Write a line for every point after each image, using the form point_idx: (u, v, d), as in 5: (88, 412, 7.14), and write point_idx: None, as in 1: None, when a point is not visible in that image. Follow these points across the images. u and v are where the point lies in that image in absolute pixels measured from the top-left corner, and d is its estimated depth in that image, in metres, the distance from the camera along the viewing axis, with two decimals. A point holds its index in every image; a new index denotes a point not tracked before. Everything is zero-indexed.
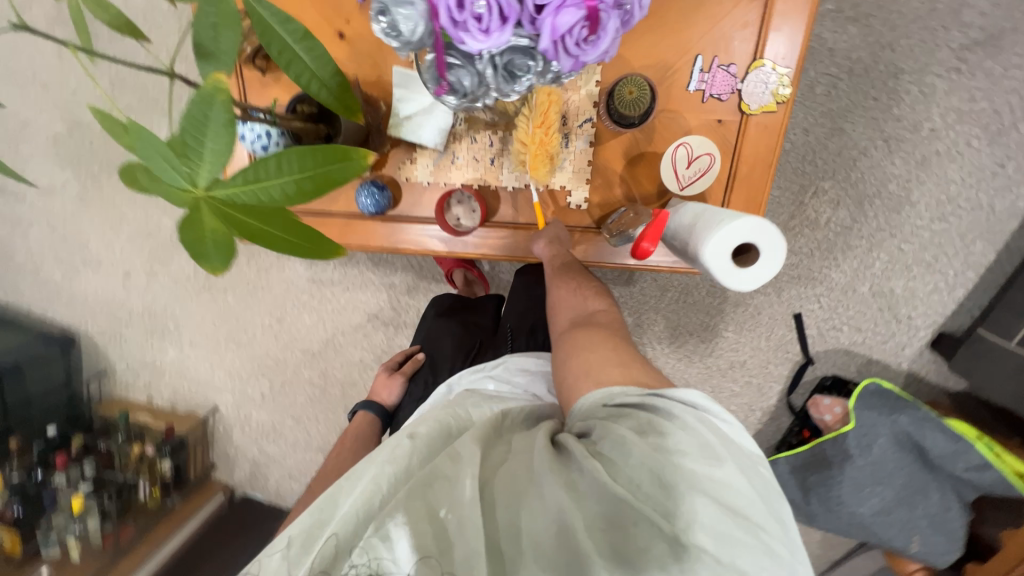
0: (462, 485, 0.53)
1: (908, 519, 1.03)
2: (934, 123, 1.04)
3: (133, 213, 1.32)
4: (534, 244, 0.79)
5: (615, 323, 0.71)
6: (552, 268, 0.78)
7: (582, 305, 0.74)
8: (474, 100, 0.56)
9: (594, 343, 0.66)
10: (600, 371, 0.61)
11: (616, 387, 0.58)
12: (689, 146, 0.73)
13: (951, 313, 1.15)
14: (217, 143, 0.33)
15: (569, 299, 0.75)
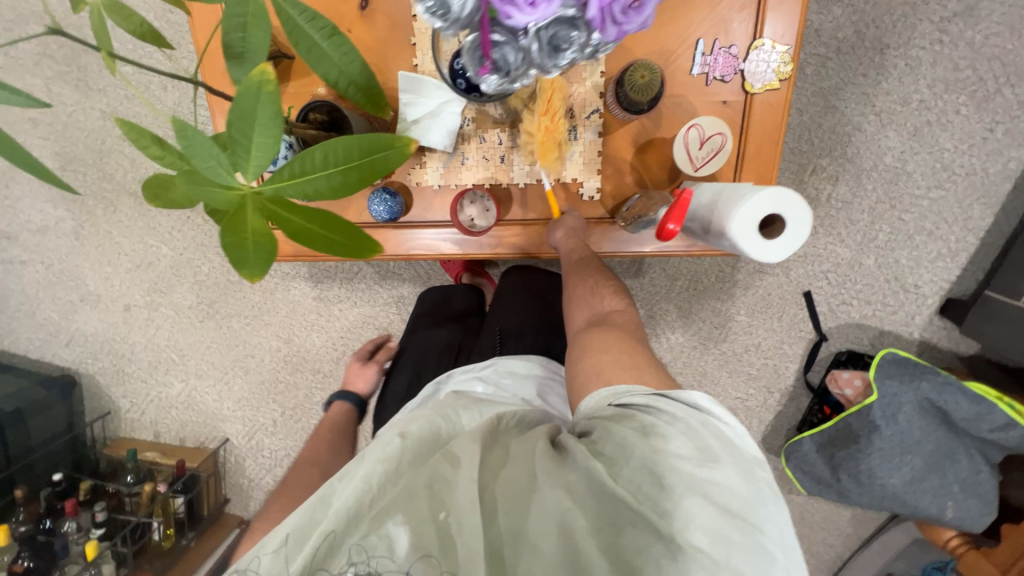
0: (461, 487, 0.51)
1: (940, 486, 1.03)
2: (923, 94, 1.07)
3: (131, 245, 1.29)
4: (552, 233, 0.78)
5: (633, 324, 0.69)
6: (570, 262, 0.77)
7: (594, 304, 0.73)
8: (514, 79, 0.59)
9: (609, 343, 0.64)
10: (612, 373, 0.59)
11: (623, 386, 0.57)
12: (700, 127, 0.74)
13: (957, 278, 1.17)
14: (265, 136, 0.35)
15: (586, 297, 0.74)
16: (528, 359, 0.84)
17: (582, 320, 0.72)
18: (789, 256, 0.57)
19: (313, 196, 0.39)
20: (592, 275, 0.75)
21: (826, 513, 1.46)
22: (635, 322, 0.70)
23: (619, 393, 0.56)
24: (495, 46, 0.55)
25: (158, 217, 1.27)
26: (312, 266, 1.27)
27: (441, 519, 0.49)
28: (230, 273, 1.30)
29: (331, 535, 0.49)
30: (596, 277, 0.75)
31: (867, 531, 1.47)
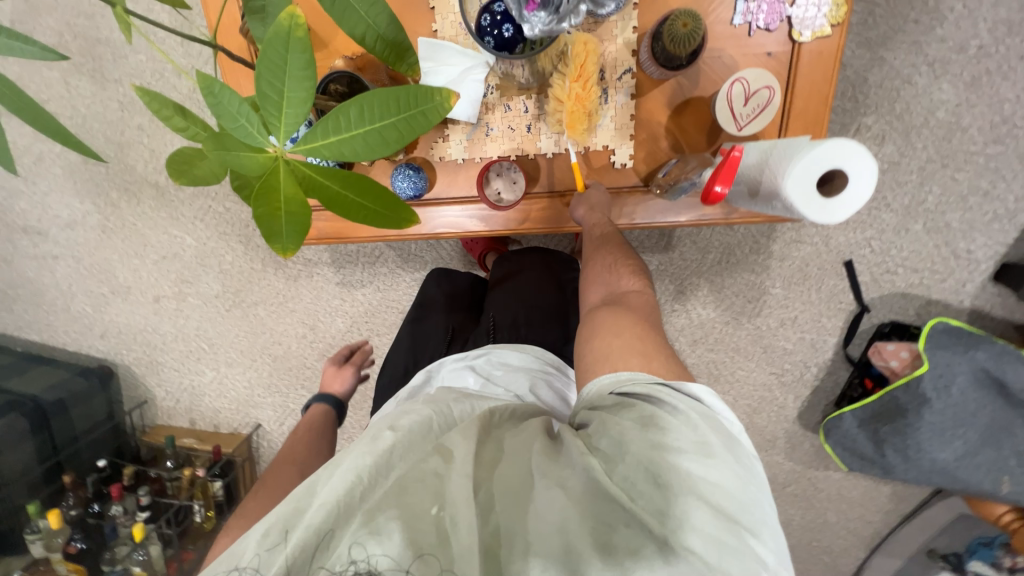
0: (455, 482, 0.48)
1: (996, 460, 0.98)
2: (982, 40, 0.98)
3: (156, 236, 1.30)
4: (575, 209, 0.74)
5: (648, 307, 0.61)
6: (593, 239, 0.71)
7: (611, 281, 0.65)
8: (561, 19, 0.60)
9: (620, 325, 0.57)
10: (620, 360, 0.53)
11: (626, 373, 0.52)
12: (744, 81, 0.68)
13: (1014, 242, 1.09)
14: (298, 88, 0.36)
15: (603, 274, 0.66)
16: (522, 349, 0.75)
17: (594, 298, 0.65)
18: (852, 216, 0.52)
19: (350, 156, 0.39)
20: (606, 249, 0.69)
21: (865, 489, 1.43)
22: (651, 303, 0.62)
23: (630, 377, 0.51)
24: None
25: (180, 207, 1.27)
26: (333, 251, 1.26)
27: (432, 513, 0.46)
28: (254, 261, 1.30)
29: (316, 531, 0.46)
30: (613, 253, 0.68)
31: (908, 507, 1.43)
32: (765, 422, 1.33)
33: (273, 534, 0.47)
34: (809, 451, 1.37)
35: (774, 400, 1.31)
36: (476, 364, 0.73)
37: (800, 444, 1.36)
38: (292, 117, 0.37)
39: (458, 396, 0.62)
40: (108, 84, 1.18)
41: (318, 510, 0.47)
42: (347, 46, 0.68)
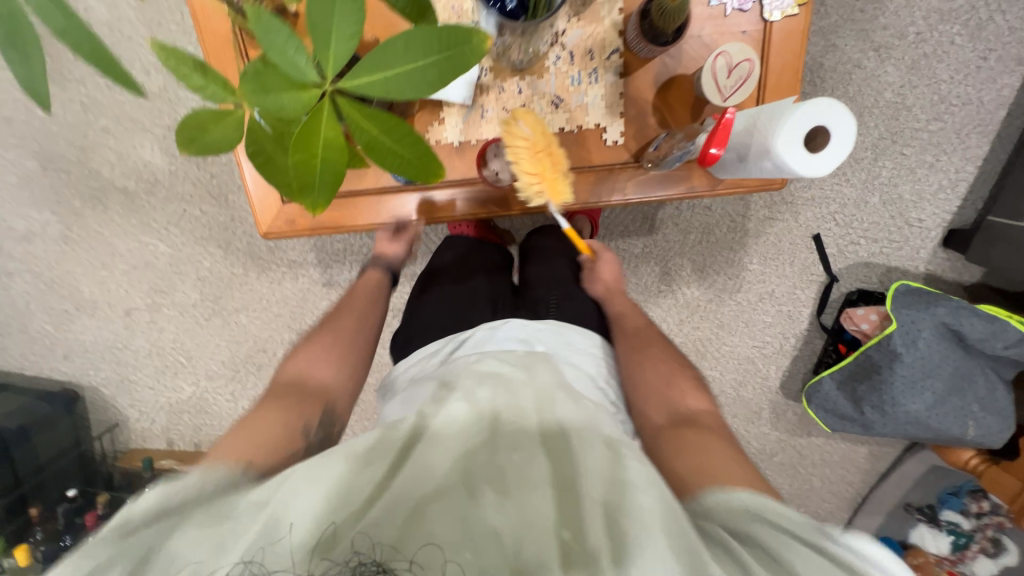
0: (588, 501, 0.46)
1: (960, 406, 1.07)
2: (919, 27, 1.08)
3: (125, 245, 1.24)
4: (589, 284, 0.86)
5: (720, 424, 0.64)
6: (625, 334, 0.78)
7: (671, 401, 0.67)
8: None
9: (704, 441, 0.59)
10: (717, 469, 0.54)
11: (768, 503, 0.48)
12: (728, 54, 0.71)
13: (958, 209, 1.20)
14: (343, 27, 0.38)
15: (665, 392, 0.68)
16: (586, 333, 0.76)
17: (659, 418, 0.65)
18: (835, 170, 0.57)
19: (393, 96, 0.40)
20: (653, 350, 0.73)
21: (844, 452, 1.51)
22: (722, 425, 0.64)
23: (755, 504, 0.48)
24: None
25: (152, 213, 1.21)
26: (319, 251, 1.24)
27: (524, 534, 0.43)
28: (234, 266, 1.25)
29: (409, 493, 0.46)
30: (671, 364, 0.72)
31: (884, 465, 1.53)
32: (750, 394, 1.40)
33: (386, 457, 0.50)
34: (793, 419, 1.45)
35: (758, 372, 1.37)
36: (543, 336, 0.72)
37: (784, 413, 1.43)
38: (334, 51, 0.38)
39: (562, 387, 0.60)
40: (71, 86, 1.13)
41: (417, 471, 0.48)
42: None
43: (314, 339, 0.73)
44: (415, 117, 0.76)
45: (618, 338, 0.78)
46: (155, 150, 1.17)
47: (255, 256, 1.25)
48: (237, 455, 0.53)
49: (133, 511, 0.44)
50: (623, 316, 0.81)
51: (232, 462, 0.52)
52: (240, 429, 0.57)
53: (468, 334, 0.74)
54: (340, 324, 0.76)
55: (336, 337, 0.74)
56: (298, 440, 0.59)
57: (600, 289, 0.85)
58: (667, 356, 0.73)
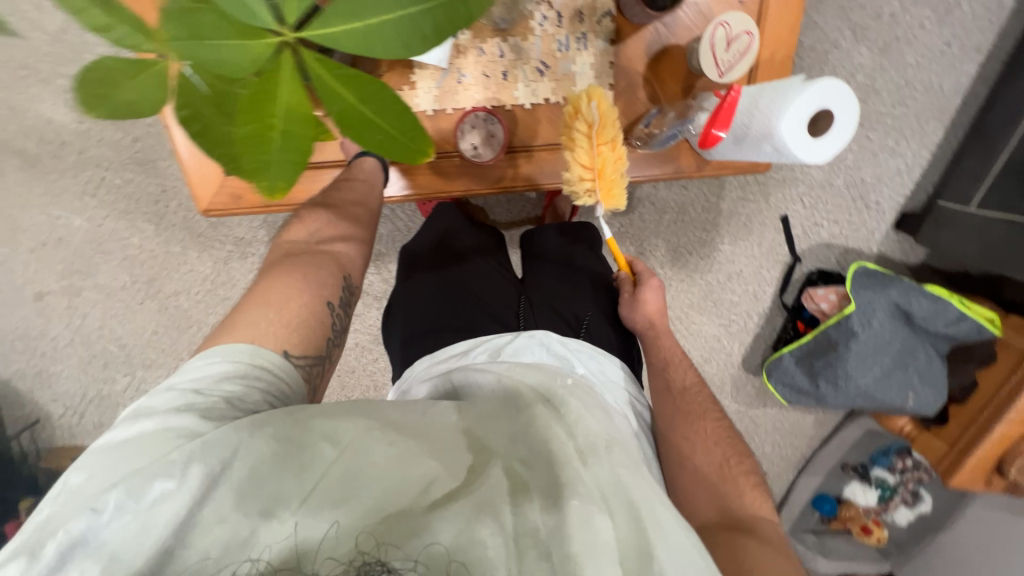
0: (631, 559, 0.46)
1: (904, 379, 1.16)
2: (892, 9, 1.09)
3: (31, 218, 1.05)
4: (626, 312, 0.81)
5: (782, 539, 0.61)
6: (675, 400, 0.74)
7: (728, 496, 0.64)
8: None
9: (770, 558, 0.57)
10: None
11: None
12: (728, 24, 0.62)
13: (911, 193, 1.26)
14: None
15: (722, 484, 0.65)
16: (618, 362, 0.76)
17: (711, 511, 0.63)
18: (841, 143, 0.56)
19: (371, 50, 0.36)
20: (707, 427, 0.71)
21: (794, 420, 1.63)
22: (783, 539, 0.62)
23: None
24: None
25: (61, 180, 1.03)
26: (271, 227, 1.12)
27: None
28: (169, 243, 1.10)
29: (467, 506, 0.46)
30: (728, 450, 0.69)
31: (827, 430, 1.66)
32: (715, 370, 1.45)
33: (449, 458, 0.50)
34: (751, 392, 1.52)
35: (723, 349, 1.42)
36: (580, 355, 0.72)
37: (744, 386, 1.50)
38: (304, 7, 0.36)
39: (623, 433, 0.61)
40: None
41: (482, 482, 0.48)
42: None
43: (317, 215, 0.67)
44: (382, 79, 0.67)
45: (665, 397, 0.75)
46: (61, 103, 0.99)
47: (195, 232, 1.10)
48: (268, 342, 0.52)
49: (198, 394, 0.48)
50: (670, 373, 0.78)
51: (268, 349, 0.52)
52: (259, 301, 0.55)
53: (504, 341, 0.72)
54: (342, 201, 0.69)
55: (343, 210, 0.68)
56: (324, 323, 0.58)
57: (639, 322, 0.80)
58: (724, 442, 0.70)
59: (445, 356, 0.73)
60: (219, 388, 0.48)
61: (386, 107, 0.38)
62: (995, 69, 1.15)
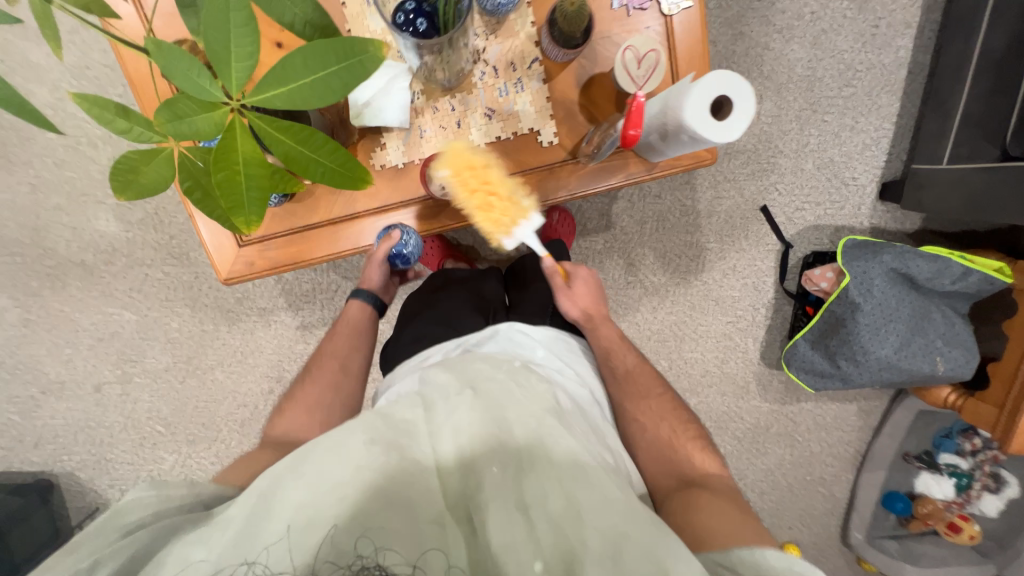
0: (562, 504, 0.51)
1: (926, 344, 1.12)
2: (812, 7, 1.18)
3: (89, 319, 1.22)
4: (562, 303, 0.84)
5: (731, 489, 0.67)
6: (628, 374, 0.82)
7: (683, 462, 0.71)
8: None
9: (713, 500, 0.62)
10: (723, 528, 0.57)
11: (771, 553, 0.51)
12: (634, 48, 0.77)
13: (885, 163, 1.29)
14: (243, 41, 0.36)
15: (669, 452, 0.72)
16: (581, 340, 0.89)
17: (669, 479, 0.69)
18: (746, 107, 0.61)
19: (302, 108, 0.36)
20: (653, 403, 0.78)
21: (835, 412, 1.54)
22: (733, 489, 0.67)
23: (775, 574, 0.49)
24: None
25: (112, 282, 1.20)
26: (289, 294, 1.24)
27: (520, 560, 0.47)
28: (203, 322, 1.24)
29: (399, 500, 0.51)
30: (674, 420, 0.76)
31: (876, 418, 1.56)
32: (735, 369, 1.44)
33: (375, 454, 0.53)
34: (779, 387, 1.48)
35: (737, 347, 1.42)
36: (545, 340, 0.82)
37: (770, 382, 1.47)
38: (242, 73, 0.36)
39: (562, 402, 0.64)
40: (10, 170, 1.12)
41: (412, 478, 0.52)
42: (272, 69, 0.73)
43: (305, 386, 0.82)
44: (357, 145, 0.79)
45: (611, 384, 0.81)
46: (105, 220, 1.17)
47: (224, 309, 1.24)
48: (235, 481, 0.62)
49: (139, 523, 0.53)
50: (614, 359, 0.83)
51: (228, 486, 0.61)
52: (240, 465, 0.66)
53: (467, 340, 0.80)
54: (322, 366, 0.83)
55: (319, 381, 0.81)
56: None
57: (577, 313, 0.84)
58: (670, 414, 0.77)
59: (420, 360, 0.81)
60: (159, 508, 0.54)
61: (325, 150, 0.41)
62: (930, 37, 1.21)
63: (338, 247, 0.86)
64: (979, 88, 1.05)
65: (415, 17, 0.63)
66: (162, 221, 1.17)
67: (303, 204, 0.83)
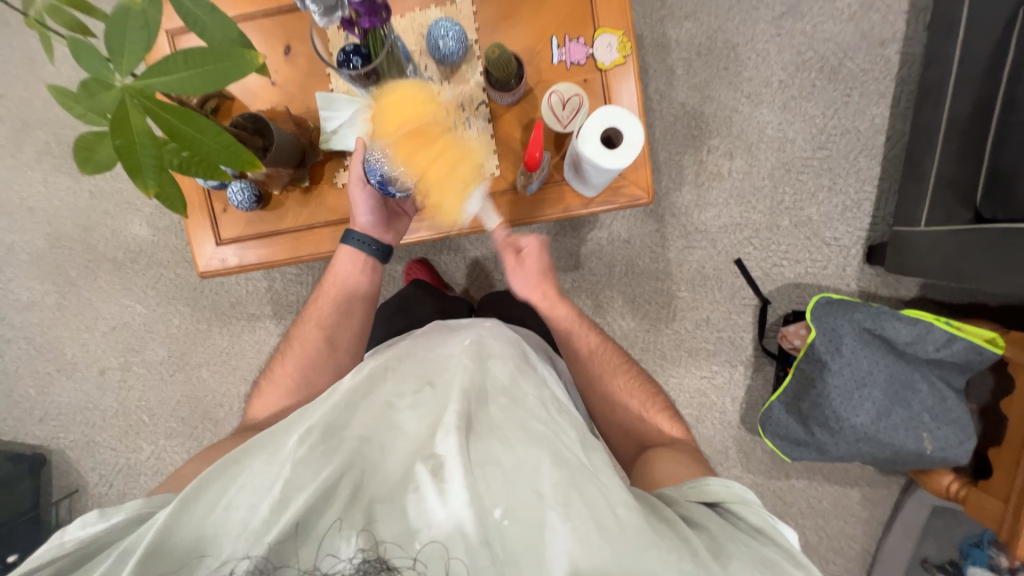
0: (514, 461, 0.56)
1: (910, 418, 1.02)
2: (780, 76, 1.24)
3: (109, 309, 1.39)
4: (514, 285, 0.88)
5: (689, 444, 0.78)
6: (596, 361, 0.86)
7: (645, 434, 0.81)
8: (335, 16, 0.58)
9: (670, 456, 0.73)
10: (680, 476, 0.68)
11: (711, 481, 0.62)
12: (560, 92, 0.87)
13: (869, 226, 1.26)
14: (136, 42, 0.45)
15: (635, 428, 0.82)
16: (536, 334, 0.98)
17: (632, 449, 0.81)
18: (635, 127, 0.72)
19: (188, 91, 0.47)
20: (623, 380, 0.84)
21: (836, 498, 1.35)
22: (695, 447, 0.77)
23: (723, 498, 0.60)
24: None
25: (134, 277, 1.38)
26: (276, 303, 1.36)
27: (483, 519, 0.51)
28: (199, 322, 1.38)
29: (353, 489, 0.52)
30: (643, 396, 0.84)
31: (885, 513, 1.34)
32: (710, 430, 1.34)
33: (319, 450, 0.55)
34: (764, 459, 1.34)
35: (713, 406, 1.33)
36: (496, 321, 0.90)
37: (752, 452, 1.34)
38: (134, 58, 0.45)
39: (505, 376, 0.68)
40: (73, 179, 1.36)
41: (358, 468, 0.54)
42: (265, 101, 0.91)
43: (288, 355, 0.85)
44: (324, 165, 0.93)
45: (579, 367, 0.86)
46: (137, 224, 1.37)
47: (219, 312, 1.37)
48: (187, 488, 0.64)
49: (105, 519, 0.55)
50: (576, 342, 0.87)
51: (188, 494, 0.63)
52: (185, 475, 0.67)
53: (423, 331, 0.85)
54: (308, 336, 0.86)
55: (303, 354, 0.84)
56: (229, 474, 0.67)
57: (531, 291, 0.88)
58: (638, 390, 0.84)
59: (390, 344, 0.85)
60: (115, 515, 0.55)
61: (205, 128, 0.49)
62: (906, 108, 1.23)
63: (297, 255, 0.96)
64: (948, 152, 1.03)
65: (353, 57, 0.75)
66: (183, 229, 1.35)
67: (272, 212, 0.95)
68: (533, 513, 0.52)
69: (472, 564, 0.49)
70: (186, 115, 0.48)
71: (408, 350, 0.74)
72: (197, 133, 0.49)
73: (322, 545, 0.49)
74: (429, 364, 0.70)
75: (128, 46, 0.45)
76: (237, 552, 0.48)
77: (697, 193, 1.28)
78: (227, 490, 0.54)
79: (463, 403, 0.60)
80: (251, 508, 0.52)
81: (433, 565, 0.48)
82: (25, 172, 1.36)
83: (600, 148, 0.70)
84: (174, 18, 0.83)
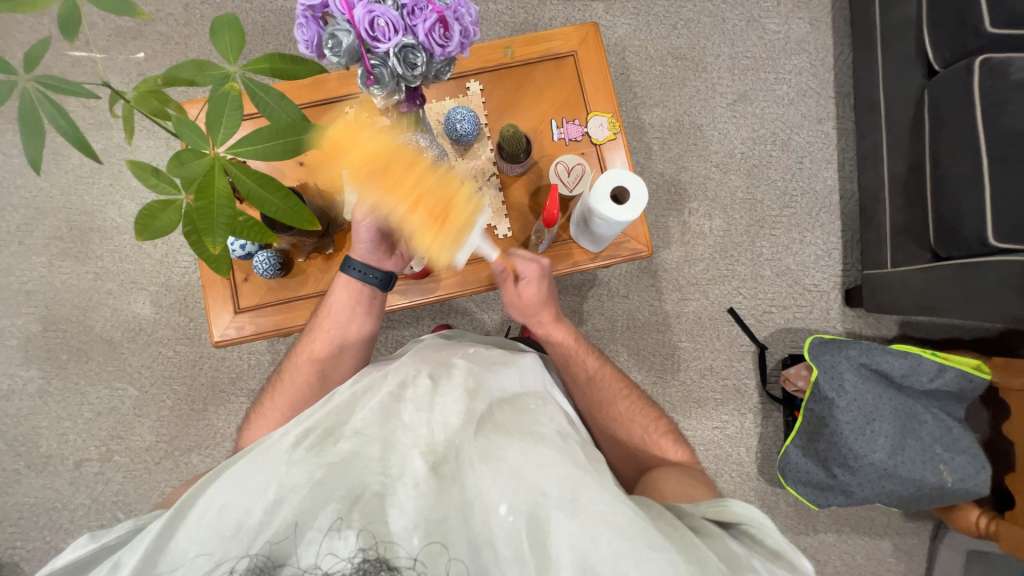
0: (518, 460, 0.55)
1: (922, 450, 1.04)
2: (741, 149, 1.44)
3: (97, 393, 1.32)
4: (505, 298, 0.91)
5: (694, 469, 0.77)
6: (599, 384, 0.86)
7: (649, 456, 0.81)
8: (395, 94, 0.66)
9: (679, 479, 0.72)
10: (689, 495, 0.67)
11: (731, 500, 0.60)
12: (564, 163, 1.00)
13: (843, 272, 1.38)
14: (232, 118, 0.52)
15: (640, 453, 0.81)
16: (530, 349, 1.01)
17: (635, 472, 0.80)
18: (639, 182, 0.81)
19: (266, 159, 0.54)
20: (623, 406, 0.85)
21: (868, 552, 1.29)
22: (699, 471, 0.77)
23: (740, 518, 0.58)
24: (372, 66, 0.62)
25: (129, 357, 1.34)
26: None
27: (488, 515, 0.50)
28: (195, 401, 1.32)
29: (355, 485, 0.50)
30: (645, 422, 0.84)
31: (921, 565, 1.29)
32: (730, 485, 1.30)
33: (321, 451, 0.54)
34: (790, 512, 1.30)
35: (729, 457, 1.32)
36: (495, 343, 0.95)
37: (776, 505, 1.30)
38: (228, 132, 0.51)
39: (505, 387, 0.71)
40: (78, 261, 1.37)
41: (360, 465, 0.52)
42: (293, 178, 0.99)
43: (276, 390, 0.84)
44: (345, 234, 0.99)
45: (579, 390, 0.86)
46: (139, 302, 1.36)
47: (216, 389, 1.33)
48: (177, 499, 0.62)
49: (94, 538, 0.51)
50: (577, 365, 0.87)
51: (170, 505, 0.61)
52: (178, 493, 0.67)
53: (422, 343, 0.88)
54: (299, 371, 0.85)
55: (294, 391, 0.83)
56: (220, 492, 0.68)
57: (529, 312, 0.90)
58: (640, 415, 0.85)
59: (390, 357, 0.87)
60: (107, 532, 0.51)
61: (277, 189, 0.55)
62: (851, 170, 1.42)
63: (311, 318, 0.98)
64: (896, 204, 1.19)
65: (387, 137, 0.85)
66: (188, 305, 1.35)
67: (293, 279, 0.98)
68: (535, 508, 0.50)
69: (473, 561, 0.47)
70: (262, 178, 0.54)
71: (409, 360, 0.76)
72: (269, 194, 0.55)
73: (319, 545, 0.45)
74: (432, 368, 0.71)
75: (226, 121, 0.51)
76: (229, 554, 0.45)
77: (685, 250, 1.40)
78: (221, 495, 0.52)
79: (465, 402, 0.62)
80: (246, 510, 0.49)
81: (435, 567, 0.45)
82: (29, 257, 1.36)
83: (607, 203, 0.79)
84: (248, 106, 0.91)
